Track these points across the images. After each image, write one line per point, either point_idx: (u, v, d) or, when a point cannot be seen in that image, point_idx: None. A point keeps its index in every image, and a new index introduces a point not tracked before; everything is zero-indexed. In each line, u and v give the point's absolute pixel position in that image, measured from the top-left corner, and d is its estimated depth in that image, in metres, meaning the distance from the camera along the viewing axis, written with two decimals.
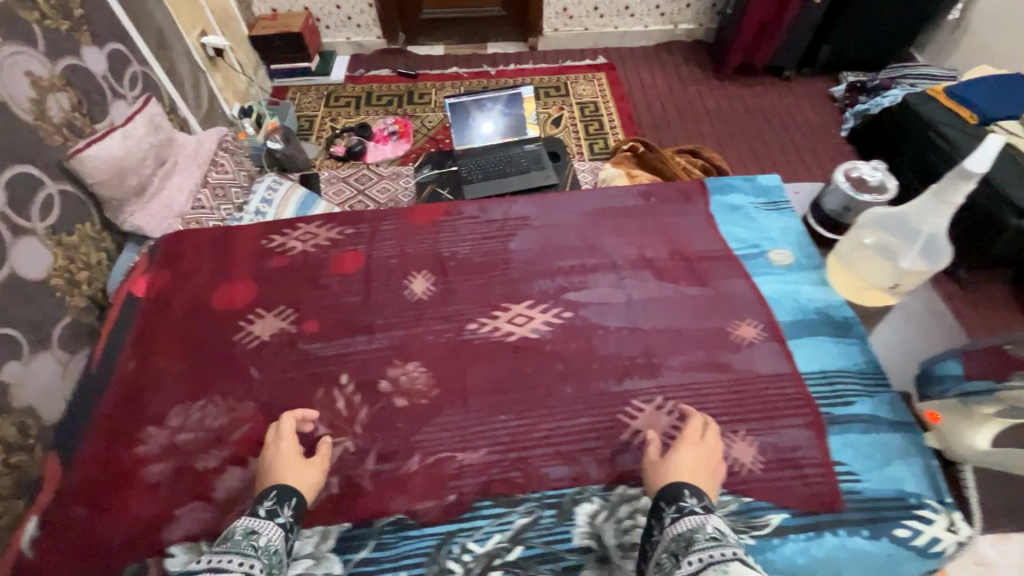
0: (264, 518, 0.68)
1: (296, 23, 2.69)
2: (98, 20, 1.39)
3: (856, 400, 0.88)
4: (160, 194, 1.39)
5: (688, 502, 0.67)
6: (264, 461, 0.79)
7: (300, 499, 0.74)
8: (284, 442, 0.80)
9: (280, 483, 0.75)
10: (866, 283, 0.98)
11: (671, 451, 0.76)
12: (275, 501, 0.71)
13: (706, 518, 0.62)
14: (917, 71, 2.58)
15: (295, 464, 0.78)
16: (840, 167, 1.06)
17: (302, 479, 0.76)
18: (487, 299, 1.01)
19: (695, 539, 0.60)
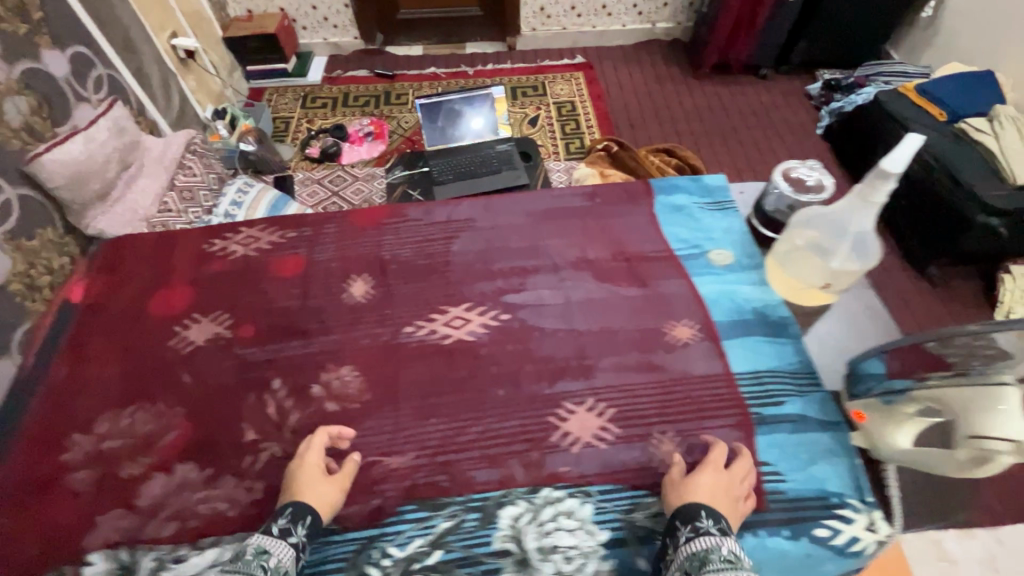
0: (278, 537, 0.70)
1: (271, 24, 2.67)
2: (57, 21, 1.39)
3: (786, 400, 0.88)
4: (124, 199, 1.39)
5: (703, 522, 0.69)
6: (287, 477, 0.80)
7: (317, 518, 0.74)
8: (307, 460, 0.80)
9: (297, 499, 0.75)
10: (801, 284, 0.97)
11: (694, 472, 0.77)
12: (291, 519, 0.72)
13: (721, 540, 0.66)
14: (894, 67, 2.55)
15: (316, 480, 0.78)
16: (780, 168, 1.07)
17: (321, 497, 0.76)
18: (426, 302, 1.01)
19: (709, 560, 0.63)
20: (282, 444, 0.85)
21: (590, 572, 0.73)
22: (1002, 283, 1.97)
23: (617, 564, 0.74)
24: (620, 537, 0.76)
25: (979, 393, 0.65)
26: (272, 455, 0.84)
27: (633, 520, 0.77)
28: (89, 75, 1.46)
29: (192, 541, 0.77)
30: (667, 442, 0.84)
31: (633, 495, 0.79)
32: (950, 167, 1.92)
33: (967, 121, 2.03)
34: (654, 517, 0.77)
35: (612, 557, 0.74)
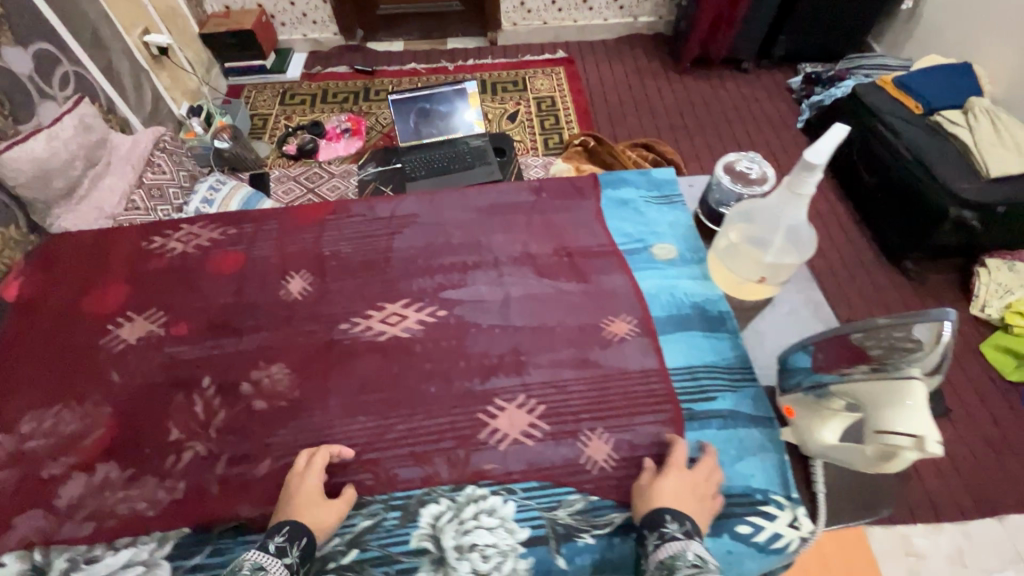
0: (273, 556, 0.66)
1: (248, 20, 2.59)
2: (23, 20, 1.41)
3: (718, 395, 0.87)
4: (91, 195, 1.43)
5: (669, 528, 0.68)
6: (286, 493, 0.77)
7: (312, 540, 0.71)
8: (307, 479, 0.77)
9: (297, 519, 0.72)
10: (739, 278, 0.95)
11: (659, 474, 0.75)
12: (287, 539, 0.69)
13: (688, 545, 0.65)
14: (875, 60, 2.52)
15: (316, 503, 0.75)
16: (722, 161, 1.06)
17: (314, 517, 0.73)
18: (363, 299, 1.00)
19: (678, 569, 0.63)
20: (206, 443, 0.84)
21: (507, 571, 0.72)
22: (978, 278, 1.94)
23: (535, 563, 0.73)
24: (539, 535, 0.75)
25: (888, 387, 0.63)
26: (195, 454, 0.83)
27: (555, 518, 0.76)
28: (55, 73, 1.50)
29: (108, 540, 0.76)
30: (596, 439, 0.83)
31: (557, 492, 0.79)
32: (924, 161, 1.90)
33: (942, 115, 2.00)
34: (576, 515, 0.77)
35: (530, 556, 0.73)
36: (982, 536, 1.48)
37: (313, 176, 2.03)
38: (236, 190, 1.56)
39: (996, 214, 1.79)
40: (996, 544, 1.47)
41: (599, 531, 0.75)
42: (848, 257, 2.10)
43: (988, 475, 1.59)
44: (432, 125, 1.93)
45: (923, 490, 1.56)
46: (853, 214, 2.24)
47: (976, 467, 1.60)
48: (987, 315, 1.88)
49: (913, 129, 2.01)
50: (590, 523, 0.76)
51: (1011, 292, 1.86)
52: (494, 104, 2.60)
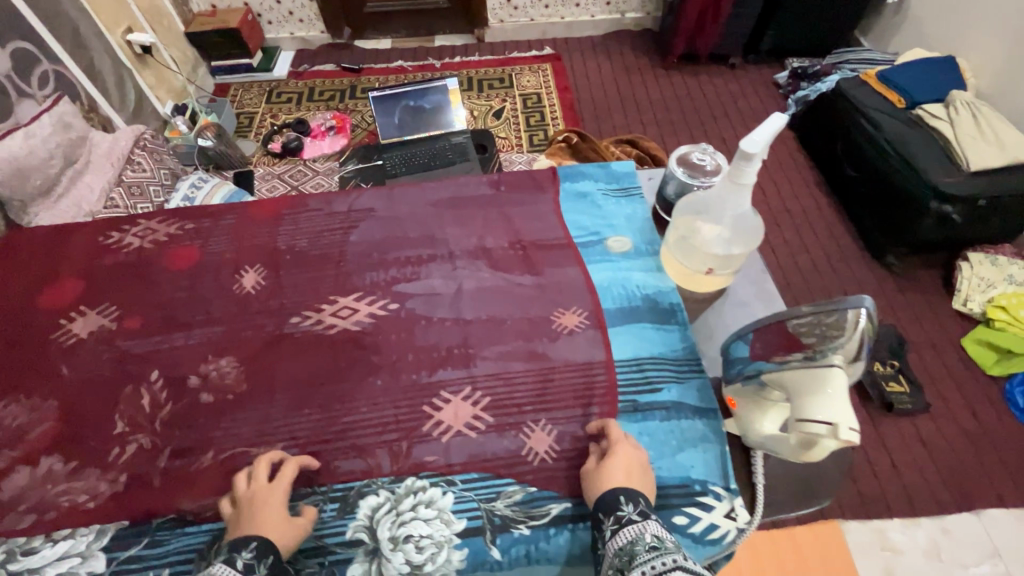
0: (240, 573, 0.62)
1: (234, 19, 2.56)
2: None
3: (663, 387, 0.87)
4: (69, 194, 1.43)
5: (624, 511, 0.66)
6: (245, 511, 0.72)
7: (279, 559, 0.66)
8: (273, 494, 0.73)
9: (259, 533, 0.68)
10: (689, 269, 0.95)
11: (606, 455, 0.74)
12: (255, 555, 0.64)
13: (645, 526, 0.62)
14: (861, 55, 2.50)
15: (281, 517, 0.71)
16: (676, 154, 1.06)
17: (279, 533, 0.69)
18: (315, 293, 1.00)
19: (636, 552, 0.59)
20: (151, 436, 0.85)
21: (441, 562, 0.72)
22: (959, 273, 1.90)
23: (469, 554, 0.73)
24: (475, 526, 0.75)
25: (811, 376, 0.62)
26: (139, 447, 0.84)
27: (492, 509, 0.76)
28: (34, 72, 1.50)
29: (48, 533, 0.77)
30: (540, 431, 0.83)
31: (497, 483, 0.78)
32: (905, 152, 1.87)
33: (924, 108, 1.98)
34: (514, 506, 0.76)
35: (464, 547, 0.73)
36: (958, 531, 1.47)
37: (297, 174, 2.05)
38: (220, 187, 1.50)
39: (977, 206, 1.77)
40: (971, 539, 1.46)
41: (535, 522, 0.75)
42: (831, 251, 2.08)
43: (966, 469, 1.57)
44: (422, 121, 1.93)
45: (900, 484, 1.55)
46: (837, 207, 2.22)
47: (954, 461, 1.59)
48: (969, 309, 1.86)
49: (896, 121, 1.99)
50: (527, 514, 0.76)
51: (994, 286, 1.85)
52: (479, 101, 2.58)
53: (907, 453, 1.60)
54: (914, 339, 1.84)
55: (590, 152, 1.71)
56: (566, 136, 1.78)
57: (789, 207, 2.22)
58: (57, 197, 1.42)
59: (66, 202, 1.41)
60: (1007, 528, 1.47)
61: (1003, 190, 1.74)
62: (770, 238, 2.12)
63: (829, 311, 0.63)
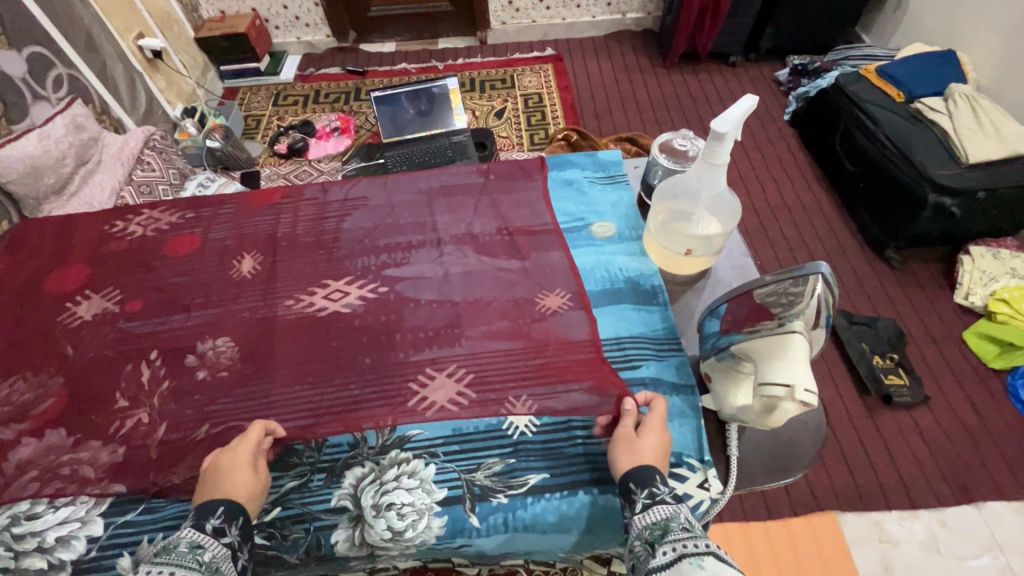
0: (211, 535, 0.65)
1: (242, 24, 2.61)
2: (16, 24, 1.46)
3: (643, 364, 0.89)
4: (80, 192, 1.48)
5: (658, 489, 0.67)
6: (211, 475, 0.73)
7: (248, 518, 0.70)
8: (236, 456, 0.74)
9: (224, 497, 0.70)
10: (669, 251, 0.97)
11: (648, 430, 0.74)
12: (224, 519, 0.67)
13: (679, 508, 0.63)
14: (861, 50, 2.49)
15: (242, 480, 0.72)
16: (657, 142, 1.08)
17: (246, 493, 0.72)
18: (308, 277, 1.04)
19: (669, 529, 0.60)
20: (150, 410, 0.89)
21: (421, 529, 0.76)
22: (961, 265, 1.90)
23: (449, 521, 0.76)
24: (456, 495, 0.78)
25: (775, 342, 0.65)
26: (139, 421, 0.88)
27: (472, 479, 0.79)
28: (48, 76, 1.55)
29: (50, 499, 0.82)
30: (520, 406, 0.85)
31: (477, 455, 0.82)
32: (903, 146, 1.87)
33: (922, 101, 1.97)
34: (493, 476, 0.79)
35: (444, 514, 0.76)
36: (957, 524, 1.46)
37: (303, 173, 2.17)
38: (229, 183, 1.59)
39: (976, 199, 1.76)
40: (969, 531, 1.45)
41: (513, 491, 0.78)
42: (830, 246, 2.08)
43: (966, 462, 1.56)
44: (426, 119, 1.97)
45: (897, 475, 1.54)
46: (836, 201, 2.22)
47: (954, 455, 1.57)
48: (971, 303, 1.85)
49: (896, 115, 1.98)
50: (505, 484, 0.78)
51: (996, 280, 1.84)
52: (481, 101, 2.61)
53: (907, 446, 1.59)
54: (915, 333, 1.83)
55: (589, 148, 1.75)
56: (565, 134, 1.79)
57: (788, 201, 2.22)
58: (69, 195, 1.47)
59: (78, 199, 1.44)
60: (1007, 521, 1.46)
61: (1001, 182, 1.73)
62: (768, 232, 2.12)
63: (793, 279, 0.65)
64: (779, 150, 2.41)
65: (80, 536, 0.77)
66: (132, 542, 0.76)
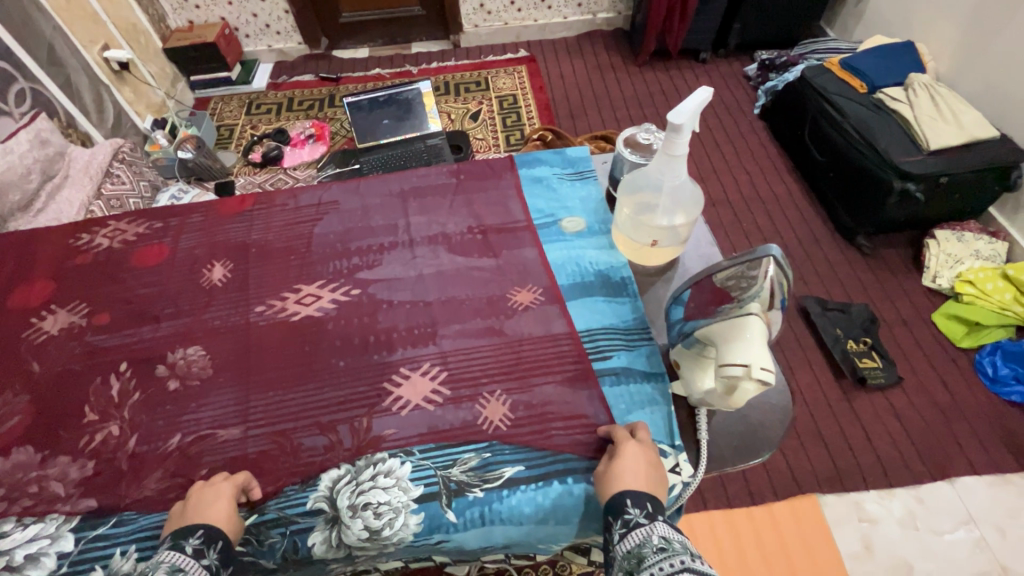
0: (190, 557, 0.65)
1: (211, 33, 2.58)
2: None
3: (614, 354, 0.90)
4: (46, 208, 1.46)
5: (631, 513, 0.66)
6: (192, 504, 0.74)
7: (228, 543, 0.70)
8: (219, 485, 0.76)
9: (205, 523, 0.71)
10: (637, 243, 0.98)
11: (615, 457, 0.74)
12: (203, 541, 0.68)
13: (653, 529, 0.62)
14: (825, 44, 2.56)
15: (223, 510, 0.73)
16: (622, 135, 1.09)
17: (227, 521, 0.73)
18: (280, 283, 1.04)
19: (645, 555, 0.59)
20: (120, 423, 0.88)
21: (398, 526, 0.76)
22: (928, 249, 1.96)
23: (426, 518, 0.76)
24: (432, 492, 0.78)
25: (733, 326, 0.66)
26: (109, 434, 0.87)
27: (448, 475, 0.79)
28: (11, 89, 1.52)
29: (18, 518, 0.80)
30: (495, 401, 0.86)
31: (454, 451, 0.82)
32: (867, 135, 1.92)
33: (884, 91, 2.03)
34: (469, 471, 0.80)
35: (421, 511, 0.77)
36: (934, 501, 1.50)
37: (278, 182, 2.16)
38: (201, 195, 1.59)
39: (938, 183, 1.81)
40: (946, 507, 1.49)
41: (489, 485, 0.78)
42: (802, 235, 2.12)
43: (939, 440, 1.60)
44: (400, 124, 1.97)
45: (873, 455, 1.58)
46: (806, 192, 2.27)
47: (928, 434, 1.62)
48: (938, 285, 1.91)
49: (860, 105, 2.03)
50: (480, 478, 0.79)
51: (961, 262, 1.90)
52: (456, 104, 2.62)
53: (882, 426, 1.63)
54: (886, 317, 1.88)
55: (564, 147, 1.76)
56: (540, 134, 1.81)
57: (761, 194, 2.27)
58: (35, 212, 1.44)
59: (46, 215, 1.42)
60: (979, 495, 1.51)
61: (961, 167, 1.79)
62: (742, 223, 2.16)
63: (747, 263, 0.67)
64: (750, 143, 2.46)
65: (50, 553, 0.76)
66: (103, 556, 0.75)
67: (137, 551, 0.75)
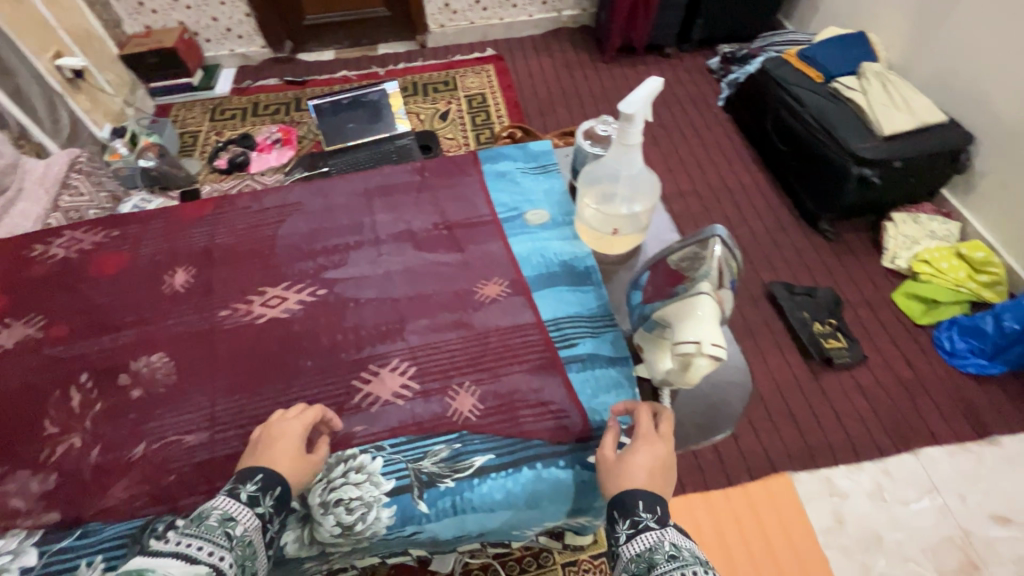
0: (244, 505, 0.66)
1: (169, 38, 2.53)
2: None
3: (579, 341, 0.92)
4: None
5: (642, 516, 0.66)
6: (260, 443, 0.75)
7: (286, 489, 0.71)
8: (290, 426, 0.77)
9: (268, 466, 0.71)
10: (598, 232, 1.00)
11: (632, 449, 0.73)
12: (259, 488, 0.69)
13: (664, 534, 0.63)
14: (783, 36, 2.63)
15: (290, 453, 0.74)
16: (581, 129, 1.11)
17: (290, 465, 0.73)
18: (245, 286, 1.03)
19: (656, 562, 0.61)
20: (82, 434, 0.86)
21: (371, 520, 0.76)
22: (886, 231, 2.03)
23: (398, 510, 0.77)
24: (403, 484, 0.79)
25: (685, 304, 0.69)
26: (70, 446, 0.85)
27: (419, 467, 0.80)
28: None
29: None
30: (464, 393, 0.87)
31: (424, 443, 0.82)
32: (825, 123, 1.98)
33: (839, 81, 2.10)
34: (440, 462, 0.81)
35: (393, 505, 0.77)
36: (900, 472, 1.56)
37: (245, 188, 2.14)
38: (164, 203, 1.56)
39: (893, 168, 1.89)
40: (911, 478, 1.55)
41: (459, 475, 0.80)
42: (768, 222, 2.18)
43: (902, 414, 1.67)
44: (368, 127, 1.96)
45: (840, 431, 1.64)
46: (771, 180, 2.33)
47: (892, 408, 1.68)
48: (897, 266, 1.98)
49: (818, 95, 2.09)
50: (451, 468, 0.80)
51: (918, 243, 1.98)
52: (424, 105, 2.61)
53: (848, 403, 1.69)
54: (850, 298, 1.94)
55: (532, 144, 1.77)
56: (509, 131, 1.81)
57: (727, 183, 2.32)
58: None
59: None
60: (942, 465, 1.57)
61: (913, 152, 1.86)
62: (709, 213, 2.21)
63: (696, 243, 0.71)
64: (715, 135, 2.51)
65: (12, 568, 0.74)
66: (70, 567, 0.74)
67: (104, 561, 0.74)
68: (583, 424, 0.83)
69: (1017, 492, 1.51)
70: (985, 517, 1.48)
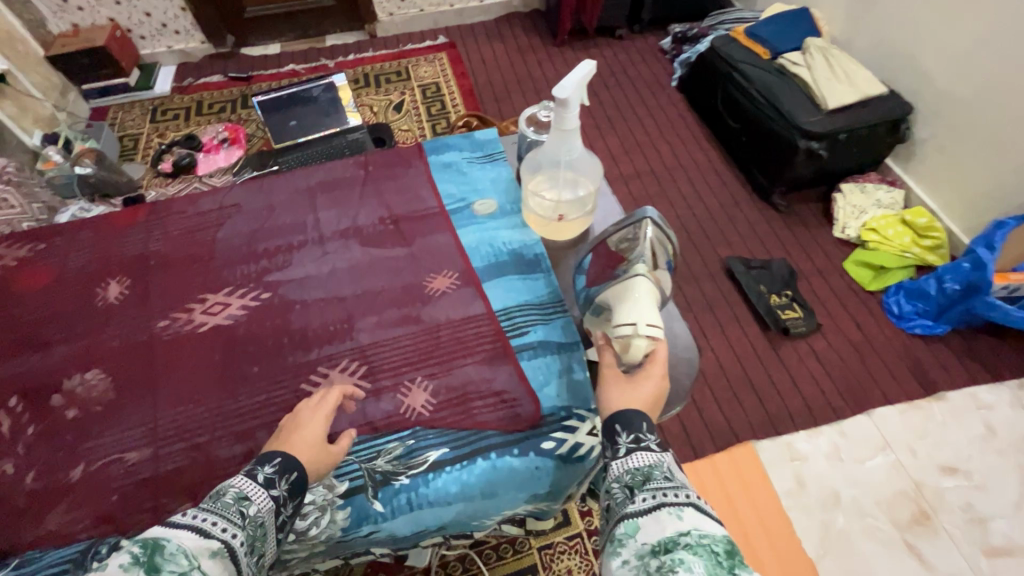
0: (260, 486, 0.63)
1: (99, 36, 2.38)
2: None
3: (530, 329, 0.92)
4: None
5: (646, 436, 0.62)
6: (285, 429, 0.75)
7: (303, 476, 0.68)
8: (314, 416, 0.76)
9: (287, 451, 0.70)
10: (544, 219, 0.98)
11: (644, 373, 0.68)
12: (277, 470, 0.66)
13: (664, 457, 0.60)
14: (731, 15, 2.66)
15: (313, 442, 0.72)
16: (523, 116, 1.10)
17: (308, 455, 0.71)
18: (185, 292, 0.99)
19: (651, 476, 0.58)
20: (14, 460, 0.82)
21: (325, 524, 0.75)
22: (836, 202, 2.09)
23: (353, 512, 0.76)
24: (357, 486, 0.78)
25: (623, 286, 0.73)
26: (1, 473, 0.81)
27: (373, 467, 0.80)
28: None
29: None
30: (416, 388, 0.86)
31: (378, 442, 0.82)
32: (772, 98, 2.03)
33: (785, 56, 2.14)
34: (393, 460, 0.80)
35: (347, 506, 0.77)
36: (855, 431, 1.63)
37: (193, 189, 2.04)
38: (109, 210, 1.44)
39: (839, 140, 1.94)
40: (865, 437, 1.61)
41: (414, 471, 0.79)
42: (723, 198, 2.22)
43: (854, 376, 1.74)
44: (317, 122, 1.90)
45: (797, 397, 1.70)
46: (725, 157, 2.36)
47: (845, 372, 1.75)
48: (848, 236, 2.04)
49: (766, 72, 2.13)
50: (405, 465, 0.80)
51: (865, 212, 2.04)
52: (377, 97, 2.55)
53: (804, 369, 1.76)
54: (803, 269, 2.00)
55: None
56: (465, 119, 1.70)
57: (682, 162, 2.35)
58: None
59: None
60: (895, 423, 1.64)
61: (858, 123, 1.92)
62: (666, 192, 2.24)
63: (631, 225, 0.75)
64: (669, 115, 2.53)
65: None
66: None
67: None
68: (536, 412, 0.84)
69: (964, 443, 1.59)
70: (935, 468, 1.55)
